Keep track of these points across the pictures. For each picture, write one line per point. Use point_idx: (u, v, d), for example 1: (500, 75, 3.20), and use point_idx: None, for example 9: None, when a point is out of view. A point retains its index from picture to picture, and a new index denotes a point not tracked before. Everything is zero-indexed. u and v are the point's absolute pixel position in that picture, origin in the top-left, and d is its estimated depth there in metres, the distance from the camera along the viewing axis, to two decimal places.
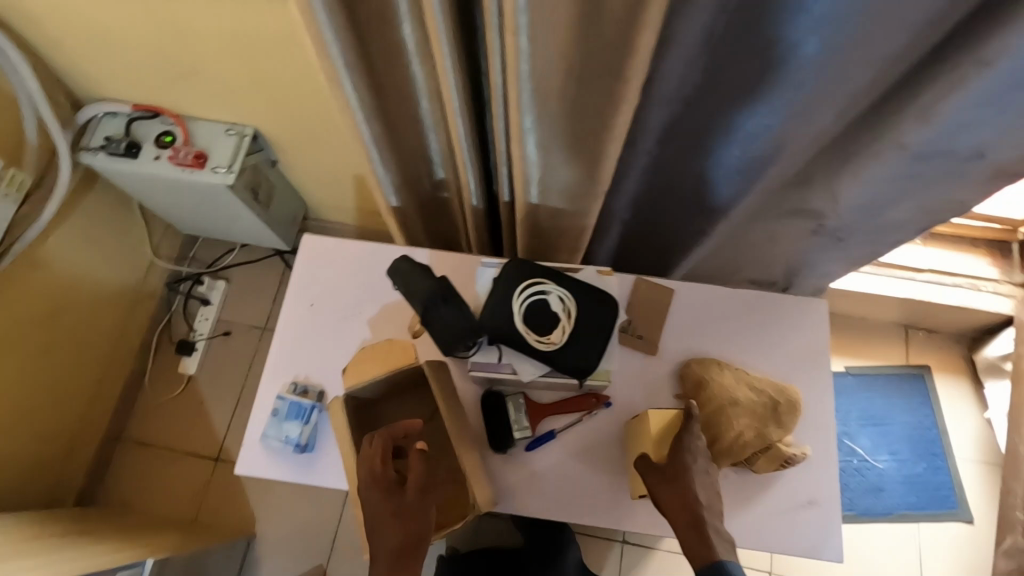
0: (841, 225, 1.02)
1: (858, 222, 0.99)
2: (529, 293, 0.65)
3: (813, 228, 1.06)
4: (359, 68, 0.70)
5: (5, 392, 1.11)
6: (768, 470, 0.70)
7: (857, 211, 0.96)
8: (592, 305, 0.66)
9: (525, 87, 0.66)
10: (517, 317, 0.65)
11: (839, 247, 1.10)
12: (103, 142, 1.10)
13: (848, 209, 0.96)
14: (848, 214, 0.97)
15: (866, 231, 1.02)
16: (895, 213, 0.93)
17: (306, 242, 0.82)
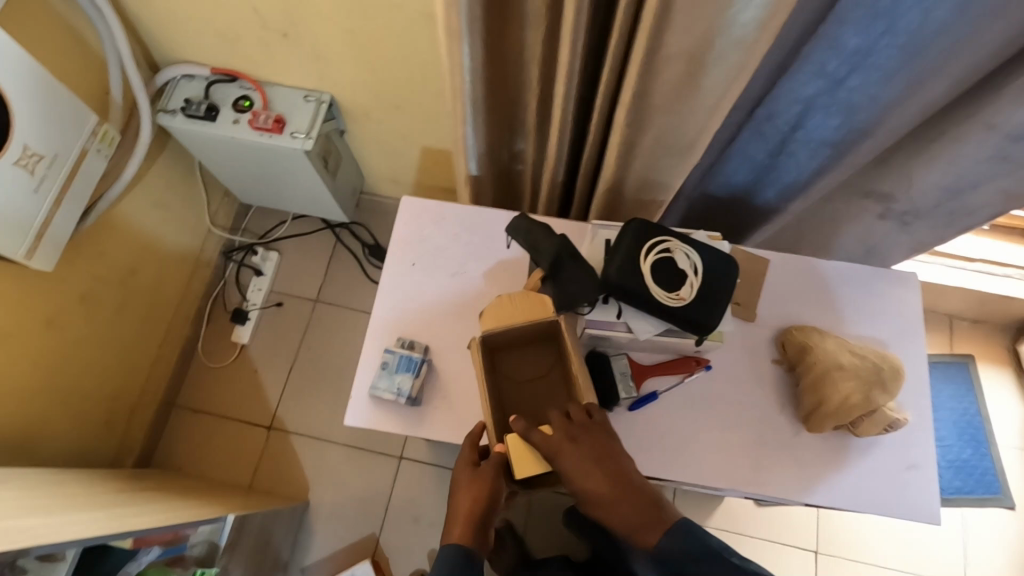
0: (909, 210, 1.03)
1: (930, 208, 1.00)
2: (653, 252, 0.67)
3: (879, 214, 1.07)
4: (480, 28, 0.71)
5: (79, 350, 1.11)
6: (871, 433, 0.72)
7: (936, 194, 0.96)
8: (716, 262, 0.67)
9: (650, 50, 0.67)
10: (642, 275, 0.66)
11: (904, 234, 1.10)
12: (183, 104, 1.11)
13: (925, 192, 0.96)
14: (922, 196, 0.98)
15: (934, 217, 1.02)
16: (974, 198, 0.93)
17: (406, 204, 0.84)
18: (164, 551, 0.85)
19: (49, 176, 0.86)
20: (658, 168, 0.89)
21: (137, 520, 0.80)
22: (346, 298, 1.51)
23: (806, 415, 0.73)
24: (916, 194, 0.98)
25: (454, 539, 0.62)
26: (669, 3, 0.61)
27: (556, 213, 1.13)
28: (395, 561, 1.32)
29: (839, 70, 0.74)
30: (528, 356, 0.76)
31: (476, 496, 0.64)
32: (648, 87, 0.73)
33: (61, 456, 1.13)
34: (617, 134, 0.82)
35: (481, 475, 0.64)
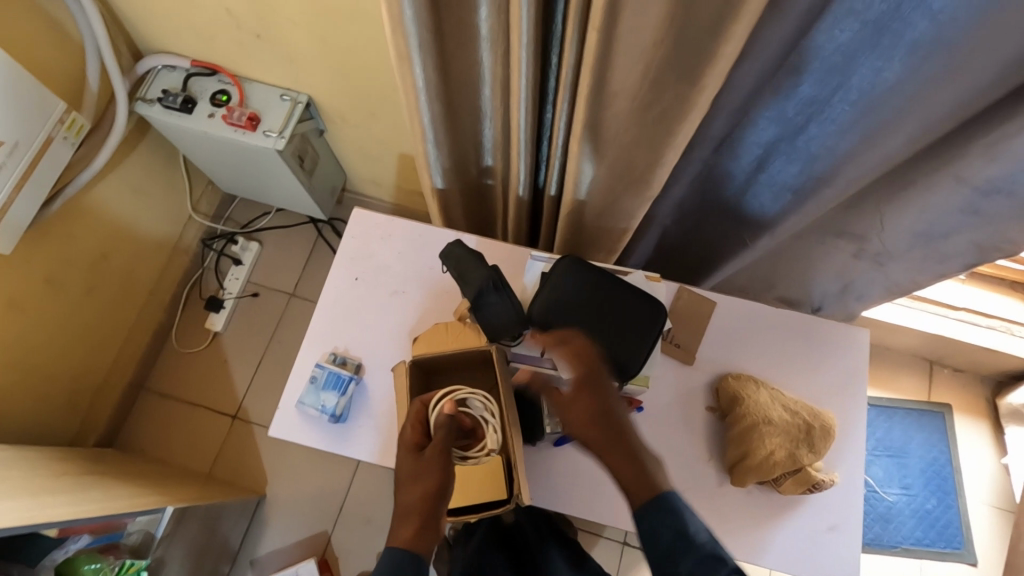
0: (885, 251, 0.99)
1: (903, 251, 0.97)
2: (577, 293, 0.68)
3: (853, 252, 1.04)
4: (431, 50, 0.71)
5: (45, 329, 1.13)
6: (794, 493, 0.71)
7: (911, 239, 0.93)
8: (638, 308, 0.68)
9: (596, 88, 0.66)
10: (565, 316, 0.68)
11: (882, 274, 1.07)
12: (160, 95, 1.12)
13: (898, 236, 0.94)
14: (895, 242, 0.95)
15: (907, 262, 0.99)
16: (948, 245, 0.91)
17: (355, 217, 0.84)
18: (94, 539, 0.87)
19: (10, 163, 0.87)
20: (616, 199, 0.87)
21: (64, 509, 0.81)
22: (321, 295, 1.52)
23: (730, 466, 0.72)
24: (888, 239, 0.96)
25: (403, 539, 0.54)
26: (612, 42, 0.59)
27: (523, 231, 1.12)
28: (343, 561, 1.33)
29: (798, 118, 0.75)
30: (466, 379, 0.72)
31: (423, 488, 0.57)
32: (599, 121, 0.72)
33: (22, 433, 1.15)
34: (571, 163, 0.80)
35: (427, 465, 0.59)
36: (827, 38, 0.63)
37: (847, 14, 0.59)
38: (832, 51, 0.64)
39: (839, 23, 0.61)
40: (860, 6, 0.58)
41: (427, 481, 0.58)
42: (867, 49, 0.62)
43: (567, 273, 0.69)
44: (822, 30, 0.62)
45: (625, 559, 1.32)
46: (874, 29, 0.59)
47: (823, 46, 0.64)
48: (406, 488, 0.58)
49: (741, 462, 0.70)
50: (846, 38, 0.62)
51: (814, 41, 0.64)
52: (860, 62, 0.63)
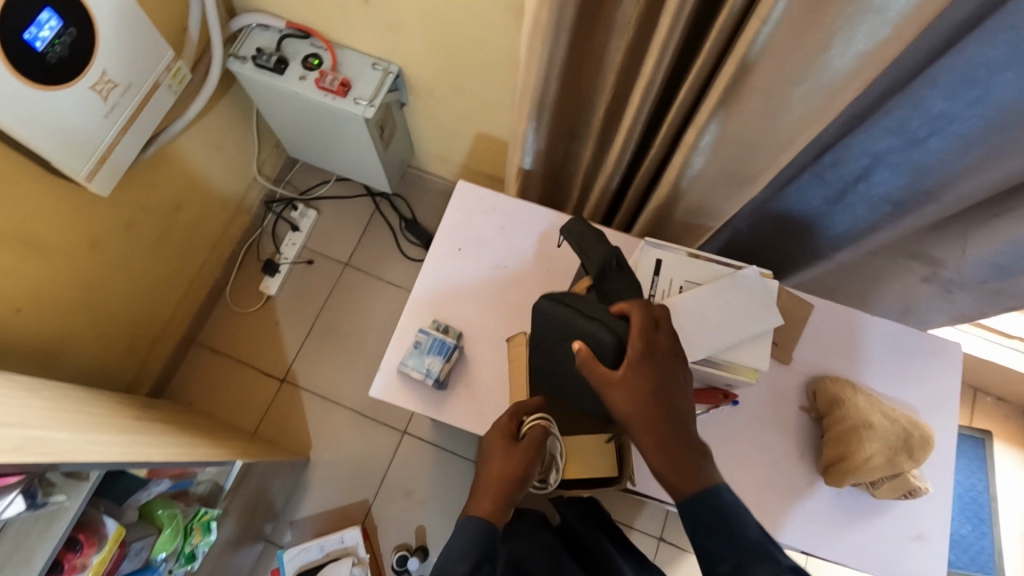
0: (958, 279, 0.95)
1: (977, 283, 0.93)
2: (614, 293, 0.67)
3: (923, 275, 1.00)
4: (569, 29, 0.71)
5: (118, 274, 1.14)
6: (887, 497, 0.72)
7: (987, 270, 0.89)
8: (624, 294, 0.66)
9: (735, 83, 0.67)
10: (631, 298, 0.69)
11: (946, 303, 1.02)
12: (254, 53, 1.12)
13: (975, 265, 0.90)
14: (972, 272, 0.91)
15: (979, 293, 0.95)
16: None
17: (461, 190, 0.84)
18: (172, 484, 0.88)
19: (120, 104, 0.87)
20: (716, 195, 0.87)
21: (155, 451, 0.81)
22: (375, 268, 1.53)
23: (826, 467, 0.73)
24: (966, 270, 0.92)
25: (481, 511, 0.60)
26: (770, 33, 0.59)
27: (600, 221, 1.12)
28: (383, 533, 1.34)
29: (919, 131, 0.73)
30: None
31: (506, 470, 0.61)
32: (725, 115, 0.72)
33: (85, 376, 1.16)
34: (682, 154, 0.81)
35: (516, 454, 0.62)
36: (975, 50, 0.61)
37: (1005, 28, 0.58)
38: (976, 63, 0.62)
39: (992, 37, 0.59)
40: (1021, 22, 0.56)
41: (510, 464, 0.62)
42: (1015, 65, 0.61)
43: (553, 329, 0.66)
44: (974, 41, 0.61)
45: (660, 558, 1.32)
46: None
47: (969, 58, 0.62)
48: (490, 467, 0.62)
49: (838, 462, 0.71)
50: (996, 53, 0.60)
51: (961, 52, 0.63)
52: (1004, 77, 0.62)
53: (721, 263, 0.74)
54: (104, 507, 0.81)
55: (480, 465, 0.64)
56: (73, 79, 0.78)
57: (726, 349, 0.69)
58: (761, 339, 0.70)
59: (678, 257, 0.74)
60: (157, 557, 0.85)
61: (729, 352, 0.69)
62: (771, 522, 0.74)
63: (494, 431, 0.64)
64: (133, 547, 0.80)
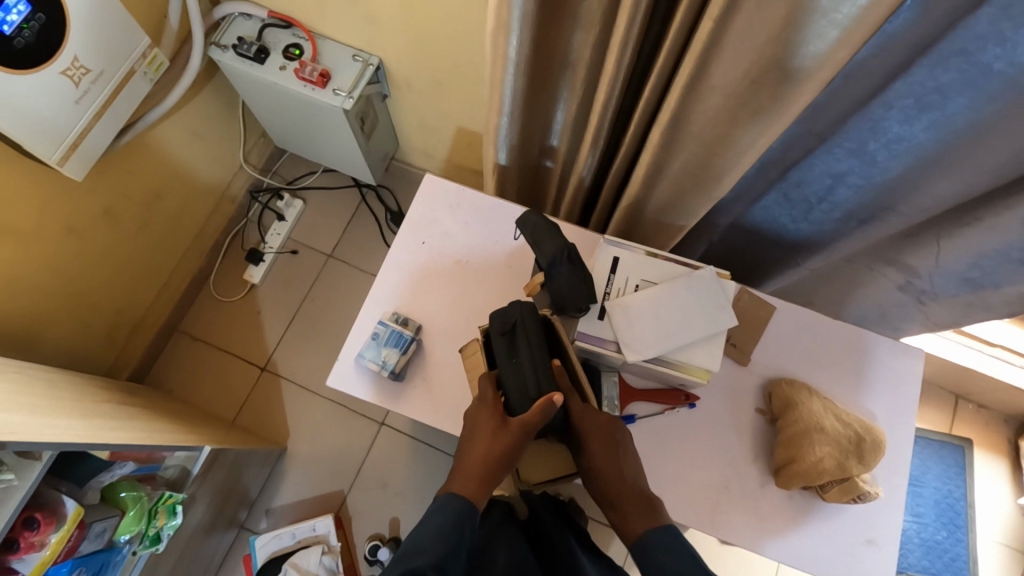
0: (930, 291, 0.92)
1: (948, 295, 0.91)
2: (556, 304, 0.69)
3: (899, 284, 0.96)
4: (531, 26, 0.71)
5: (97, 260, 1.15)
6: (838, 501, 0.72)
7: (957, 282, 0.87)
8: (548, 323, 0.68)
9: (691, 86, 0.66)
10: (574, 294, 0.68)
11: (921, 313, 0.99)
12: (235, 42, 1.12)
13: (945, 278, 0.87)
14: (945, 284, 0.89)
15: (950, 306, 0.93)
16: (996, 294, 0.85)
17: (427, 183, 0.85)
18: (137, 467, 0.89)
19: (93, 90, 0.88)
20: (682, 197, 0.87)
21: (117, 434, 0.83)
22: (359, 259, 1.53)
23: (777, 468, 0.74)
24: (939, 282, 0.89)
25: (461, 490, 0.62)
26: (722, 34, 0.59)
27: (575, 218, 1.12)
28: (357, 522, 1.35)
29: (877, 153, 0.73)
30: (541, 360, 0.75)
31: (489, 451, 0.62)
32: (685, 116, 0.71)
33: (64, 359, 1.18)
34: (649, 154, 0.80)
35: (505, 437, 0.62)
36: (927, 75, 0.62)
37: (955, 53, 0.58)
38: (929, 87, 0.62)
39: (943, 61, 0.59)
40: (972, 47, 0.57)
41: (496, 446, 0.62)
42: (966, 87, 0.60)
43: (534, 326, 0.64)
44: (923, 66, 0.61)
45: (632, 556, 1.32)
46: (980, 72, 0.58)
47: (922, 82, 0.62)
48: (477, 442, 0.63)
49: (789, 465, 0.71)
50: (948, 78, 0.60)
51: (913, 75, 0.63)
52: (958, 101, 0.62)
53: (679, 263, 0.74)
54: (66, 489, 0.82)
55: (464, 439, 0.65)
56: (42, 64, 0.79)
57: (678, 348, 0.69)
58: (715, 339, 0.70)
59: (637, 256, 0.74)
60: (121, 538, 0.87)
61: (682, 351, 0.69)
62: (722, 523, 0.74)
63: (484, 412, 0.64)
64: (93, 528, 0.82)
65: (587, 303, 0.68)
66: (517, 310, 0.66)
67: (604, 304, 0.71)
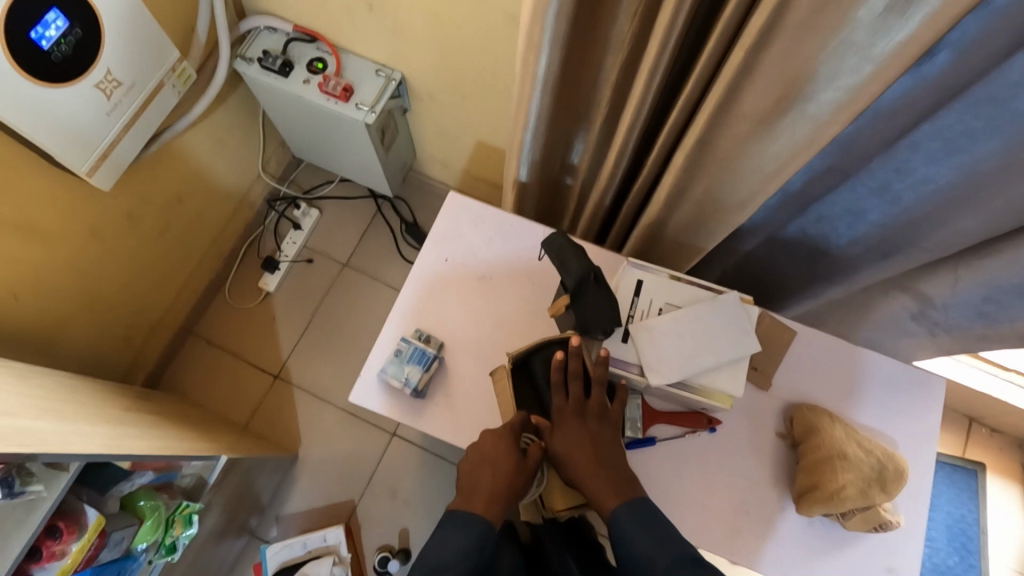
0: (944, 322, 0.91)
1: (961, 328, 0.89)
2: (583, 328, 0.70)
3: (911, 313, 0.95)
4: (560, 50, 0.72)
5: (117, 267, 1.16)
6: (858, 529, 0.72)
7: (970, 314, 0.85)
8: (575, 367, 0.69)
9: (719, 114, 0.67)
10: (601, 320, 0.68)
11: (932, 344, 0.97)
12: (260, 54, 1.13)
13: (959, 308, 0.86)
14: (958, 315, 0.87)
15: (963, 339, 0.91)
16: (1011, 329, 0.83)
17: (451, 200, 0.85)
18: (156, 476, 0.90)
19: (124, 102, 0.90)
20: (704, 220, 0.87)
21: (139, 443, 0.83)
22: (373, 269, 1.54)
23: (798, 494, 0.73)
24: (951, 314, 0.88)
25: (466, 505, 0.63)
26: (755, 62, 0.59)
27: (592, 236, 1.13)
28: (366, 532, 1.35)
29: (901, 193, 0.74)
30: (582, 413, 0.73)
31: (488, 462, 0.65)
32: (712, 139, 0.71)
33: (83, 364, 1.18)
34: (673, 177, 0.80)
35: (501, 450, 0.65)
36: (954, 119, 0.62)
37: (986, 99, 0.58)
38: (956, 131, 0.63)
39: (972, 107, 0.60)
40: (1002, 95, 0.57)
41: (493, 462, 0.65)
42: (991, 132, 0.60)
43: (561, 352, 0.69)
44: (952, 110, 0.61)
45: None
46: (1009, 119, 0.58)
47: (949, 126, 0.63)
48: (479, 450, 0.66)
49: (810, 491, 0.71)
50: (976, 123, 0.61)
51: (941, 119, 0.63)
52: (983, 145, 0.62)
53: (702, 287, 0.74)
54: (87, 498, 0.82)
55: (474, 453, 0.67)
56: (77, 77, 0.81)
57: (702, 372, 0.69)
58: (738, 364, 0.70)
59: (660, 279, 0.74)
60: (138, 547, 0.87)
61: (706, 376, 0.70)
62: (742, 549, 0.74)
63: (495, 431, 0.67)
64: (112, 537, 0.83)
65: (613, 326, 0.68)
66: (555, 342, 0.70)
67: (629, 327, 0.72)
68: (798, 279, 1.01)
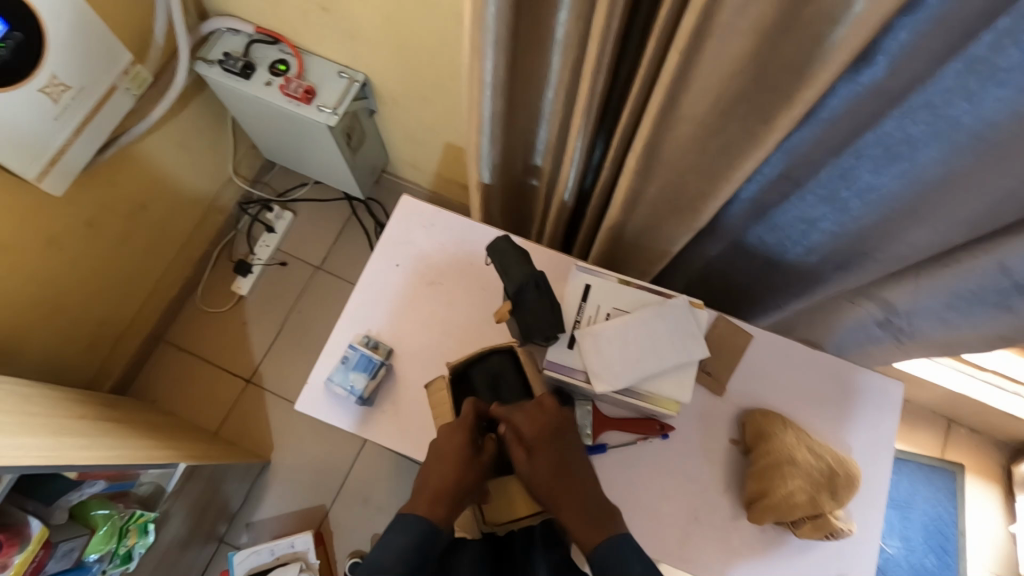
0: (908, 329, 0.89)
1: (926, 334, 0.88)
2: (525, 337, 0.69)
3: (879, 320, 0.93)
4: (504, 51, 0.70)
5: (77, 273, 1.14)
6: (810, 537, 0.70)
7: (934, 322, 0.84)
8: (517, 384, 0.70)
9: (662, 119, 0.66)
10: (541, 326, 0.67)
11: (899, 349, 0.96)
12: (221, 57, 1.12)
13: (922, 316, 0.84)
14: (923, 323, 0.86)
15: (929, 345, 0.90)
16: (972, 335, 0.82)
17: (403, 204, 0.84)
18: (108, 485, 0.89)
19: (73, 106, 0.88)
20: (661, 223, 0.86)
21: (87, 453, 0.82)
22: (347, 272, 1.53)
23: (749, 501, 0.72)
24: (917, 322, 0.87)
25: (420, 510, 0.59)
26: (690, 65, 0.58)
27: (559, 238, 1.12)
28: (338, 538, 1.34)
29: (850, 202, 0.73)
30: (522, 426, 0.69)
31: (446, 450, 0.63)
32: (658, 144, 0.70)
33: (45, 372, 1.17)
34: (625, 181, 0.79)
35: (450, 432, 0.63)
36: (896, 125, 0.61)
37: (923, 106, 0.57)
38: (898, 138, 0.62)
39: (911, 114, 0.59)
40: (939, 101, 0.55)
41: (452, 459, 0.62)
42: (933, 140, 0.59)
43: (500, 362, 0.70)
44: (892, 117, 0.60)
45: None
46: (948, 125, 0.57)
47: (891, 133, 0.62)
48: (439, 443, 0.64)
49: (760, 498, 0.70)
50: (916, 130, 0.60)
51: (883, 126, 0.62)
52: (927, 153, 0.61)
53: (651, 291, 0.73)
54: (33, 509, 0.81)
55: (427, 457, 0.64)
56: (19, 81, 0.79)
57: (650, 378, 0.68)
58: (684, 370, 0.69)
59: (608, 283, 0.73)
60: (89, 557, 0.86)
61: (652, 383, 0.68)
62: (693, 556, 0.72)
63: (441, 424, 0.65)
64: (60, 547, 0.81)
65: (553, 332, 0.67)
66: (495, 354, 0.70)
67: (574, 333, 0.70)
68: (761, 284, 1.00)
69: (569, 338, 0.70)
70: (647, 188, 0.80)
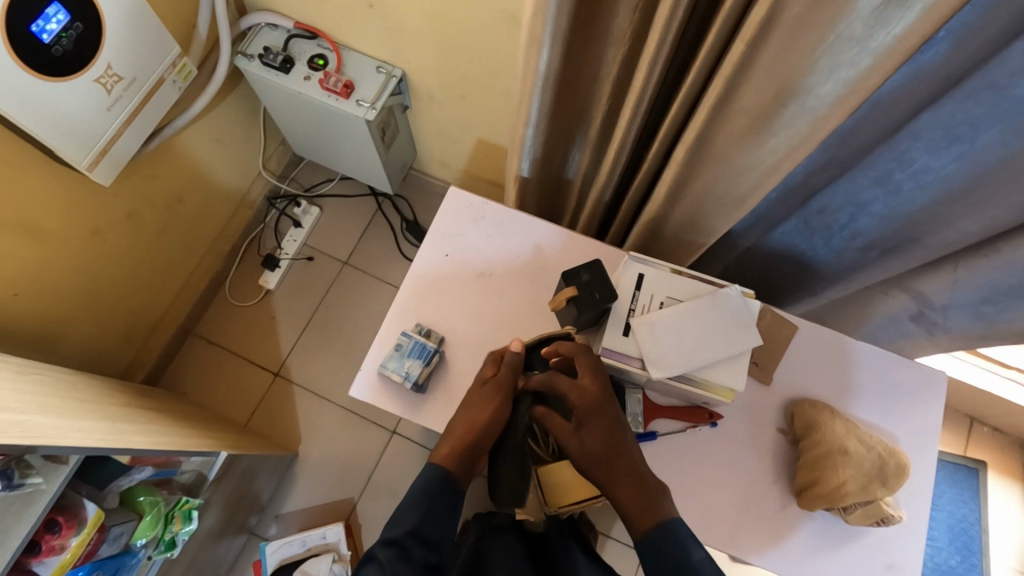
0: (942, 324, 0.91)
1: (962, 329, 0.89)
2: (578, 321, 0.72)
3: (910, 313, 0.94)
4: (561, 41, 0.71)
5: (116, 263, 1.15)
6: (859, 524, 0.72)
7: (971, 317, 0.86)
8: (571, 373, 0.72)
9: (720, 109, 0.67)
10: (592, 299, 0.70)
11: (931, 343, 0.97)
12: (261, 52, 1.13)
13: (958, 310, 0.86)
14: (959, 318, 0.87)
15: (963, 339, 0.91)
16: (1009, 330, 0.83)
17: (451, 196, 0.85)
18: (155, 471, 0.90)
19: (124, 98, 0.90)
20: (705, 216, 0.87)
21: (137, 439, 0.83)
22: (373, 268, 1.54)
23: (799, 490, 0.73)
24: (953, 316, 0.88)
25: (439, 457, 0.67)
26: (756, 55, 0.59)
27: (593, 232, 1.13)
28: (366, 531, 1.35)
29: (903, 183, 0.73)
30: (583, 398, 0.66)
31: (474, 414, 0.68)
32: (712, 135, 0.71)
33: (80, 362, 1.18)
34: (674, 171, 0.80)
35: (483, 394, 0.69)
36: (958, 106, 0.61)
37: (987, 86, 0.58)
38: (959, 119, 0.62)
39: (974, 96, 0.59)
40: (1004, 82, 0.56)
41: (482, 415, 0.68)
42: (995, 120, 0.60)
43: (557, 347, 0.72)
44: (954, 98, 0.61)
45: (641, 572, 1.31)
46: (1012, 106, 0.57)
47: (951, 115, 0.62)
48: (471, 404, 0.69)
49: (810, 487, 0.71)
50: (978, 112, 0.60)
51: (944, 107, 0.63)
52: (988, 133, 0.61)
53: (703, 281, 0.74)
54: (86, 493, 0.83)
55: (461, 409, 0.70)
56: (76, 73, 0.80)
57: (704, 367, 0.69)
58: (739, 359, 0.70)
59: (661, 274, 0.74)
60: (137, 542, 0.87)
61: (707, 371, 0.69)
62: (741, 543, 0.73)
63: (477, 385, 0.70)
64: (111, 531, 0.83)
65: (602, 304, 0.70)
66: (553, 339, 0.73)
67: (629, 321, 0.72)
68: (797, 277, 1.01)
69: (626, 325, 0.72)
70: (694, 180, 0.81)
